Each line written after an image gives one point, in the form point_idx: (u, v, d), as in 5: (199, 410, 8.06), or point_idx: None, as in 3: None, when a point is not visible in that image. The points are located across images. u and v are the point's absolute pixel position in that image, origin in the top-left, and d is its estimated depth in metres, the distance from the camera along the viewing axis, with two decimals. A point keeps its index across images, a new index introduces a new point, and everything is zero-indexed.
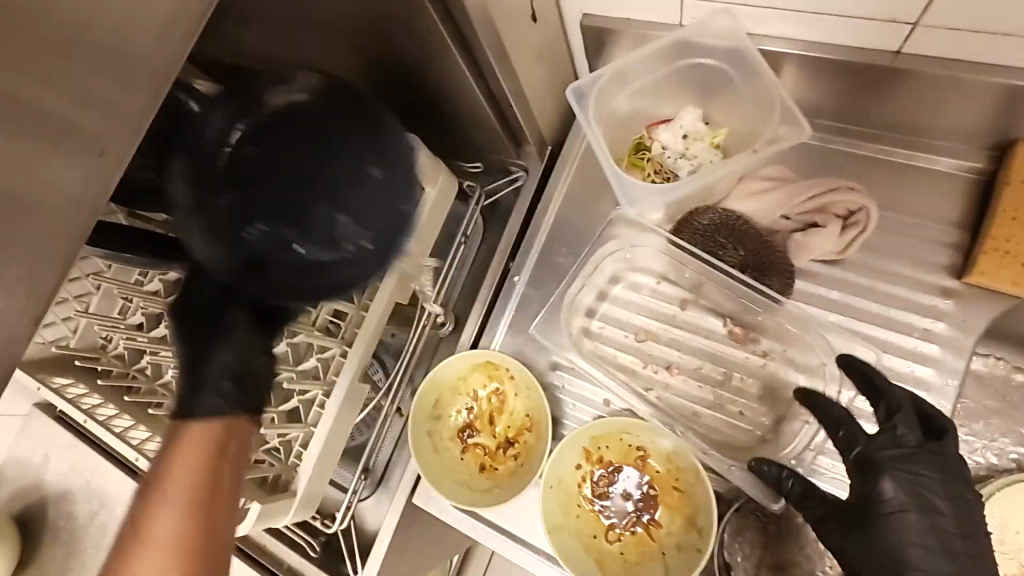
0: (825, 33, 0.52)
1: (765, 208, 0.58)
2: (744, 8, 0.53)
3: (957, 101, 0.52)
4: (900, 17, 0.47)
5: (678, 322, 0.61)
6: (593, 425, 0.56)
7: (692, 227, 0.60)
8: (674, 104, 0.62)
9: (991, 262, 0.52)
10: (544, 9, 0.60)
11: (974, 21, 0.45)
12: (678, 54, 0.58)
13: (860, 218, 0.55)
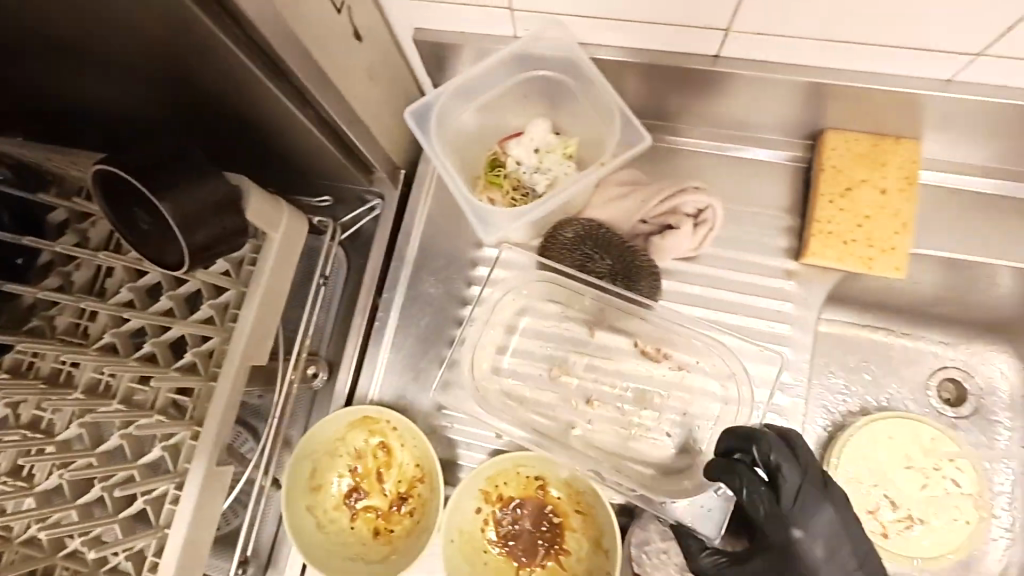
0: (647, 40, 0.53)
1: (622, 215, 0.59)
2: (570, 18, 0.52)
3: (778, 99, 0.55)
4: (714, 24, 0.49)
5: None
6: (486, 466, 0.53)
7: (558, 242, 0.58)
8: (524, 118, 0.60)
9: (820, 244, 0.56)
10: (368, 26, 0.55)
11: (777, 25, 0.48)
12: (515, 65, 0.56)
13: (708, 217, 0.57)
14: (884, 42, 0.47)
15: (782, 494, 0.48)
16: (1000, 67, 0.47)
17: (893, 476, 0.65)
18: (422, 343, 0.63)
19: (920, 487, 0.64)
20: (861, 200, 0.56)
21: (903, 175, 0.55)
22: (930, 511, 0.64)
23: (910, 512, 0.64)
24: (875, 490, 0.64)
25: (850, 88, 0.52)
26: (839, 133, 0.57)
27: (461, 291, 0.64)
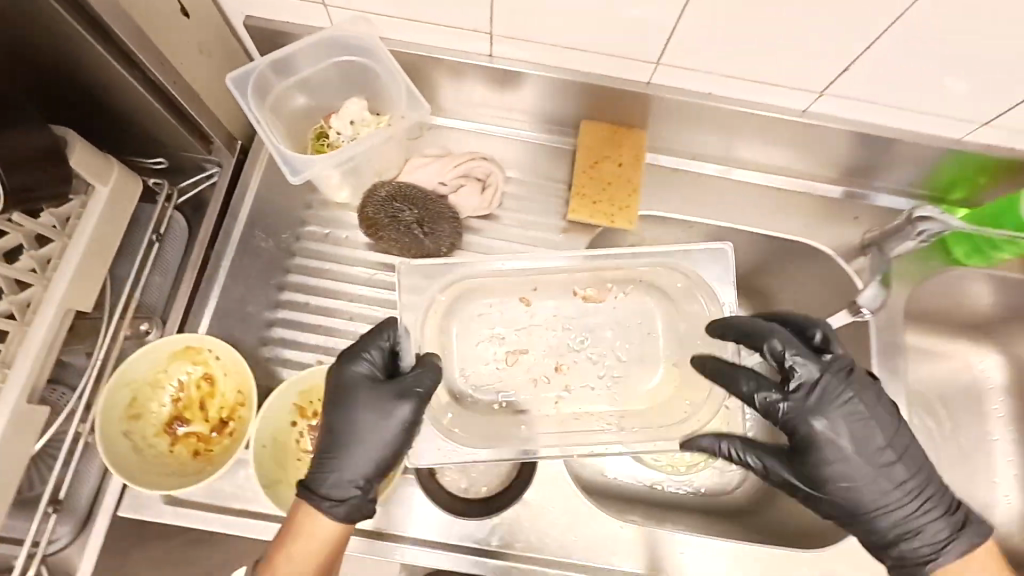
0: (436, 38, 0.67)
1: (426, 178, 0.71)
2: (374, 16, 0.65)
3: (542, 92, 0.73)
4: (482, 28, 0.64)
5: (376, 282, 0.72)
6: (297, 380, 0.61)
7: (373, 200, 0.69)
8: (344, 97, 0.72)
9: (578, 204, 0.73)
10: (197, 6, 0.63)
11: (525, 32, 0.64)
12: (329, 50, 0.68)
13: (492, 181, 0.73)
14: (599, 50, 0.65)
15: (792, 387, 0.57)
16: (676, 74, 0.67)
17: None
18: (252, 291, 0.70)
19: None
20: (605, 172, 0.74)
21: (634, 153, 0.74)
22: None
23: None
24: None
25: (587, 85, 0.70)
26: (590, 123, 0.75)
27: (291, 246, 0.73)
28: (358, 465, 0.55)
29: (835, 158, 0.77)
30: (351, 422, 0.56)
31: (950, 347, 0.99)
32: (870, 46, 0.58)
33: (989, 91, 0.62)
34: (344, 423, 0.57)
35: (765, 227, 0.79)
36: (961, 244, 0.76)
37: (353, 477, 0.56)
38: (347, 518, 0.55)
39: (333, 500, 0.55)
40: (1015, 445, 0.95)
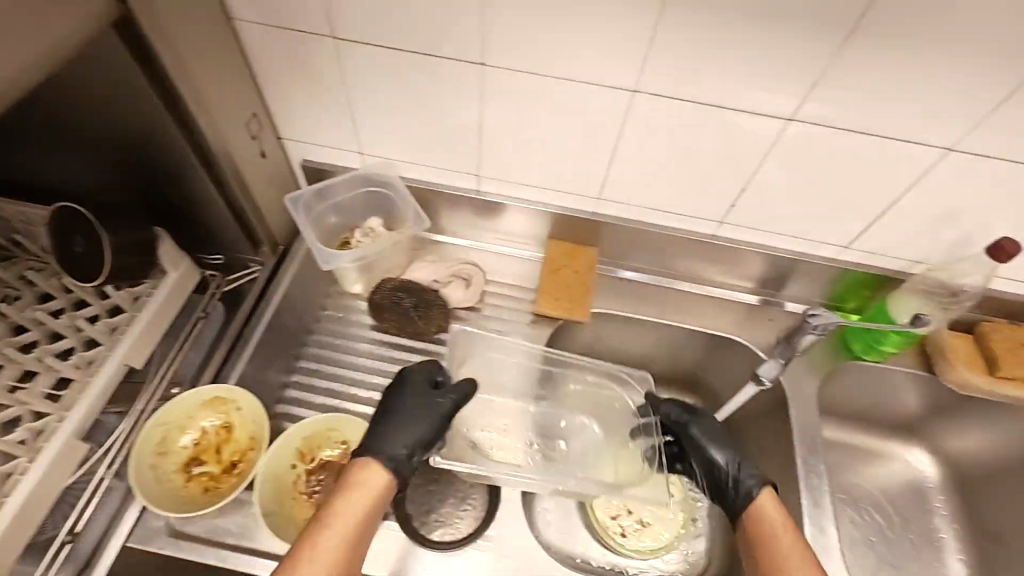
0: (439, 179, 0.93)
1: (423, 275, 0.92)
2: (395, 161, 0.91)
3: (517, 219, 0.96)
4: (471, 171, 0.90)
5: (373, 355, 0.87)
6: (304, 427, 0.74)
7: (381, 289, 0.89)
8: (365, 217, 0.96)
9: (542, 299, 0.92)
10: (271, 151, 0.90)
11: (502, 174, 0.89)
12: (358, 183, 0.93)
13: (475, 281, 0.92)
14: (557, 188, 0.90)
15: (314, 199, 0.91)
16: (613, 206, 0.91)
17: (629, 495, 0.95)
18: (274, 358, 0.85)
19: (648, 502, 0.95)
20: (564, 276, 0.94)
21: (587, 264, 0.95)
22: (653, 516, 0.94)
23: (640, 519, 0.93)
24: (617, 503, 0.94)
25: (551, 214, 0.94)
26: (554, 239, 0.98)
27: (311, 325, 0.90)
28: (403, 436, 0.70)
29: (747, 273, 0.98)
30: (402, 414, 0.71)
31: (889, 448, 1.09)
32: (741, 191, 0.82)
33: (837, 223, 0.84)
34: (399, 401, 0.72)
35: (693, 326, 0.98)
36: (858, 342, 0.93)
37: (407, 446, 0.70)
38: (395, 470, 0.68)
39: (385, 452, 0.69)
40: (961, 543, 0.99)
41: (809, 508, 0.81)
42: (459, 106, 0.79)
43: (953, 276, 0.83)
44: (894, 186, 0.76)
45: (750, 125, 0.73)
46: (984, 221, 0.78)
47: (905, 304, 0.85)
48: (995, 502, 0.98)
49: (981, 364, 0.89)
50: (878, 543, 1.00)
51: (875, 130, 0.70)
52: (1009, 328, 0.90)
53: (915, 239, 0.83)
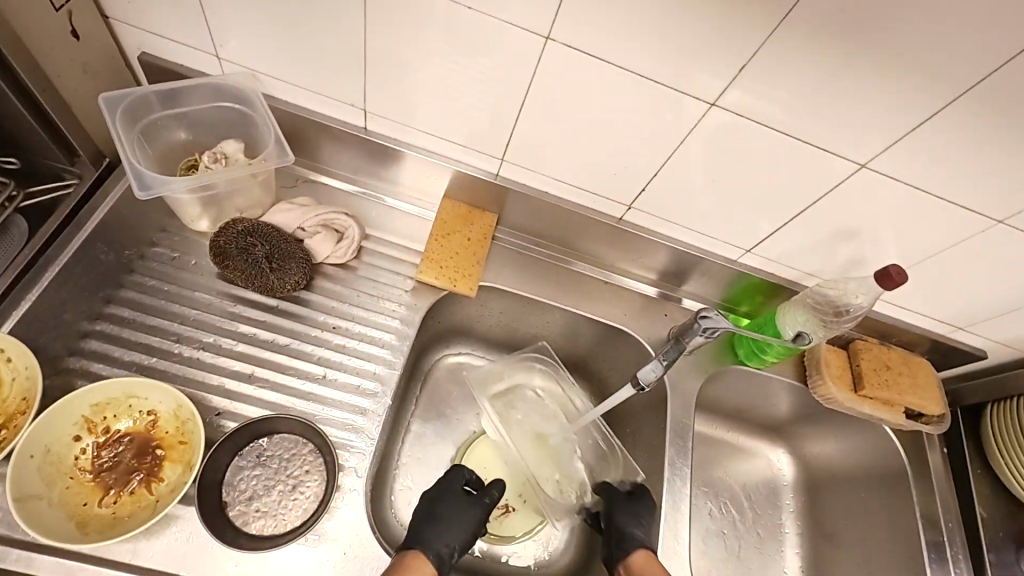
0: (317, 106, 0.78)
1: (285, 220, 0.77)
2: (262, 75, 0.74)
3: (411, 168, 0.84)
4: (356, 103, 0.76)
5: (212, 307, 0.73)
6: (92, 392, 0.59)
7: (228, 230, 0.73)
8: (222, 138, 0.78)
9: (425, 266, 0.81)
10: (90, 32, 0.69)
11: (395, 113, 0.76)
12: (212, 95, 0.75)
13: (348, 236, 0.79)
14: (457, 141, 0.78)
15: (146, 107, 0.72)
16: (516, 170, 0.81)
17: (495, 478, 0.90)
18: (76, 298, 0.68)
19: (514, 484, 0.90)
20: (454, 243, 0.84)
21: (482, 232, 0.85)
22: (518, 500, 0.90)
23: (504, 502, 0.89)
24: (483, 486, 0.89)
25: (447, 169, 0.82)
26: (450, 199, 0.87)
27: (132, 262, 0.73)
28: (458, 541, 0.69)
29: (650, 263, 0.93)
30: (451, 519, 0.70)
31: (755, 446, 1.12)
32: (653, 174, 0.76)
33: (744, 224, 0.80)
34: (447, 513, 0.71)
35: (587, 312, 0.92)
36: (743, 346, 0.92)
37: (443, 549, 0.68)
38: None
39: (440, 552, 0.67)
40: (801, 539, 1.05)
41: (667, 510, 0.81)
42: (342, 18, 0.65)
43: (840, 294, 0.81)
44: (802, 194, 0.73)
45: (668, 101, 0.65)
46: (878, 243, 0.77)
47: (793, 317, 0.84)
48: (835, 503, 1.04)
49: (849, 380, 0.91)
50: (729, 536, 1.04)
51: (796, 132, 0.65)
52: (878, 348, 0.93)
53: (811, 251, 0.81)
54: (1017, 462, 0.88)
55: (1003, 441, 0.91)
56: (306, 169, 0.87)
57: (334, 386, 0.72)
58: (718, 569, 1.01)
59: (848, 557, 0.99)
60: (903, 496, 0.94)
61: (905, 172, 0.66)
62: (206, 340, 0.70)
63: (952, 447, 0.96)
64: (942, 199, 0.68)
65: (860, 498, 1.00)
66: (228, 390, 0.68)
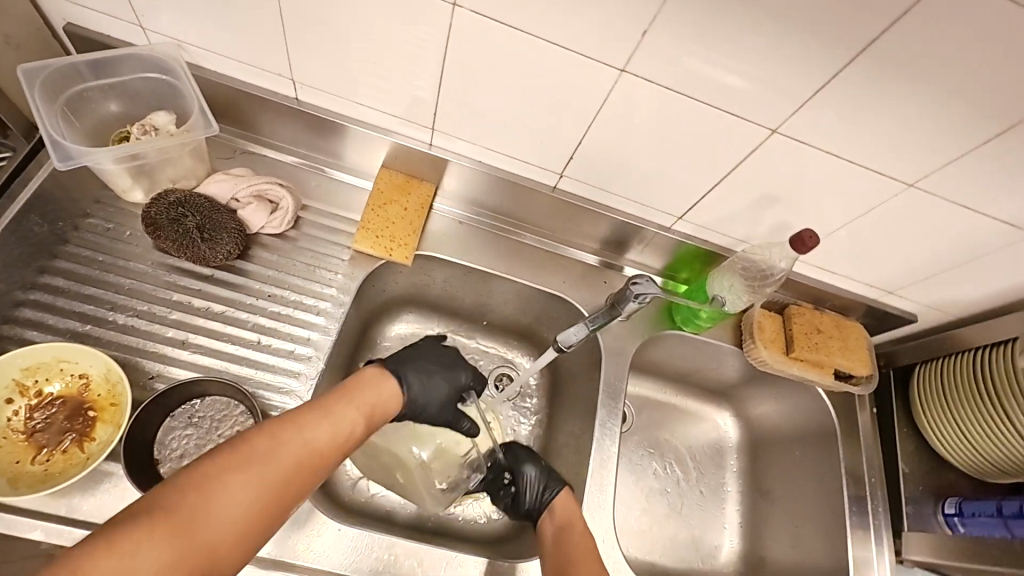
0: (248, 78, 0.78)
1: (219, 191, 0.78)
2: (188, 45, 0.74)
3: (347, 139, 0.85)
4: (284, 73, 0.76)
5: (147, 277, 0.75)
6: (21, 358, 0.61)
7: (159, 202, 0.74)
8: (153, 108, 0.79)
9: (361, 235, 0.83)
10: None
11: (323, 81, 0.77)
12: (139, 66, 0.75)
13: (283, 206, 0.80)
14: (388, 111, 0.79)
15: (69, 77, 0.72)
16: (450, 139, 0.82)
17: None
18: (8, 271, 0.69)
19: None
20: (391, 212, 0.85)
21: (419, 201, 0.87)
22: None
23: None
24: None
25: (382, 139, 0.84)
26: (387, 169, 0.88)
27: (66, 233, 0.74)
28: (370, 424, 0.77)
29: (590, 232, 0.95)
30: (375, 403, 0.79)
31: (701, 409, 1.16)
32: (579, 142, 0.77)
33: (672, 190, 0.82)
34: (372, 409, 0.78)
35: (528, 281, 0.94)
36: (680, 312, 0.95)
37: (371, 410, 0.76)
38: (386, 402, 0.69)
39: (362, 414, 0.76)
40: (741, 497, 1.10)
41: (593, 461, 0.83)
42: None
43: (765, 258, 0.83)
44: (722, 160, 0.74)
45: (583, 68, 0.66)
46: (798, 207, 0.79)
47: (726, 281, 0.86)
48: (774, 464, 1.08)
49: (782, 343, 0.94)
50: (671, 493, 1.09)
51: (707, 98, 0.66)
52: (811, 313, 0.96)
53: (738, 217, 0.83)
54: (937, 422, 0.92)
55: (926, 400, 0.94)
56: (245, 141, 0.87)
57: (269, 351, 0.75)
58: (658, 524, 1.05)
59: (781, 513, 1.03)
60: (831, 453, 0.98)
61: (815, 138, 0.67)
62: (144, 309, 0.73)
63: (880, 408, 1.00)
64: (854, 163, 0.70)
65: (794, 456, 1.05)
66: (163, 357, 0.71)
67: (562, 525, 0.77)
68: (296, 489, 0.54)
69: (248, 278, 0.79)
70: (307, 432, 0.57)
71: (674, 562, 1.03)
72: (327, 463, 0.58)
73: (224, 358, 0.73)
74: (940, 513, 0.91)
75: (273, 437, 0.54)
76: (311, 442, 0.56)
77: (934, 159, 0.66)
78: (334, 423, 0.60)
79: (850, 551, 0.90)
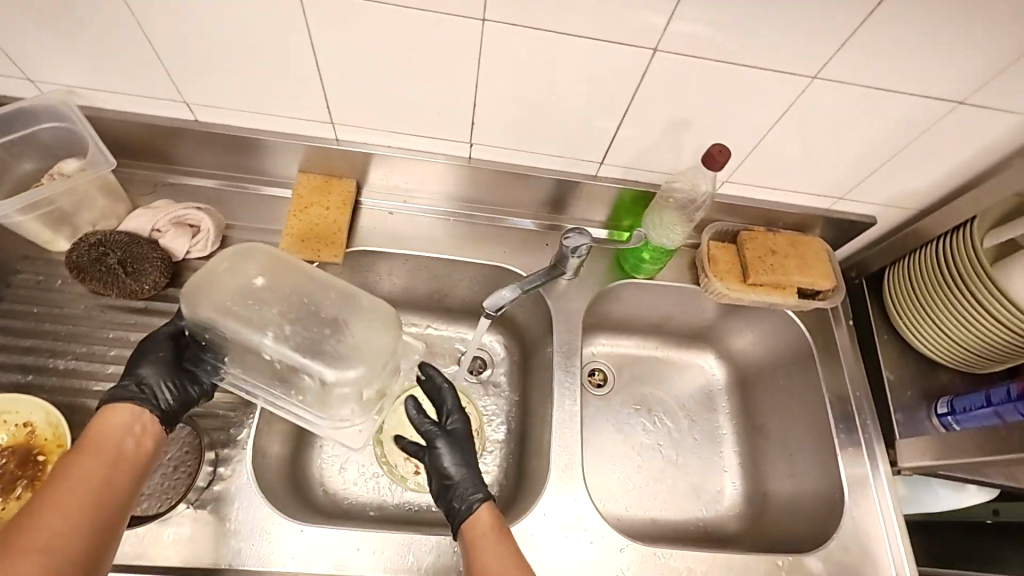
0: (146, 110, 0.79)
1: (139, 225, 0.79)
2: (79, 89, 0.76)
3: (257, 153, 0.86)
4: (175, 98, 0.77)
5: (82, 320, 0.76)
6: None
7: (80, 245, 0.76)
8: (62, 158, 0.80)
9: (287, 243, 0.83)
10: None
11: (215, 99, 0.77)
12: (36, 118, 0.76)
13: (204, 228, 0.81)
14: (285, 114, 0.79)
15: None
16: (353, 130, 0.82)
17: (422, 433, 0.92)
18: None
19: None
20: (313, 215, 0.85)
21: (341, 199, 0.87)
22: None
23: None
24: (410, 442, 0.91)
25: (289, 145, 0.83)
26: (305, 174, 0.88)
27: (0, 292, 0.76)
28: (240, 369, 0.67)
29: (521, 197, 0.93)
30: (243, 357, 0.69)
31: (686, 357, 1.11)
32: (473, 105, 0.76)
33: (583, 136, 0.80)
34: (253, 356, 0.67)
35: (468, 258, 0.93)
36: (628, 261, 0.93)
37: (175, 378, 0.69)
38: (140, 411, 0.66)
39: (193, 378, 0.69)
40: (737, 437, 1.05)
41: (555, 420, 0.82)
42: (116, 15, 0.66)
43: (690, 187, 0.82)
44: (616, 92, 0.72)
45: (446, 26, 0.65)
46: (711, 126, 0.76)
47: (656, 217, 0.84)
48: (763, 399, 1.03)
49: (738, 272, 0.91)
50: (665, 447, 1.02)
51: (576, 29, 0.64)
52: (764, 235, 0.92)
53: (656, 149, 0.81)
54: (913, 322, 0.88)
55: (898, 300, 0.91)
56: (164, 175, 0.89)
57: None
58: (654, 481, 0.99)
59: (775, 447, 0.99)
60: (813, 375, 0.94)
61: (697, 47, 0.65)
62: (83, 350, 0.74)
63: (858, 319, 0.96)
64: (750, 68, 0.68)
65: (780, 386, 1.01)
66: (107, 393, 0.72)
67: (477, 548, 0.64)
68: (91, 537, 0.55)
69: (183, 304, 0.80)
70: (65, 486, 0.56)
71: (676, 518, 0.96)
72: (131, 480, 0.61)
73: None
74: (934, 415, 0.88)
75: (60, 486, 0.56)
76: (82, 484, 0.57)
77: (823, 44, 0.64)
78: (111, 446, 0.61)
79: (842, 472, 0.86)
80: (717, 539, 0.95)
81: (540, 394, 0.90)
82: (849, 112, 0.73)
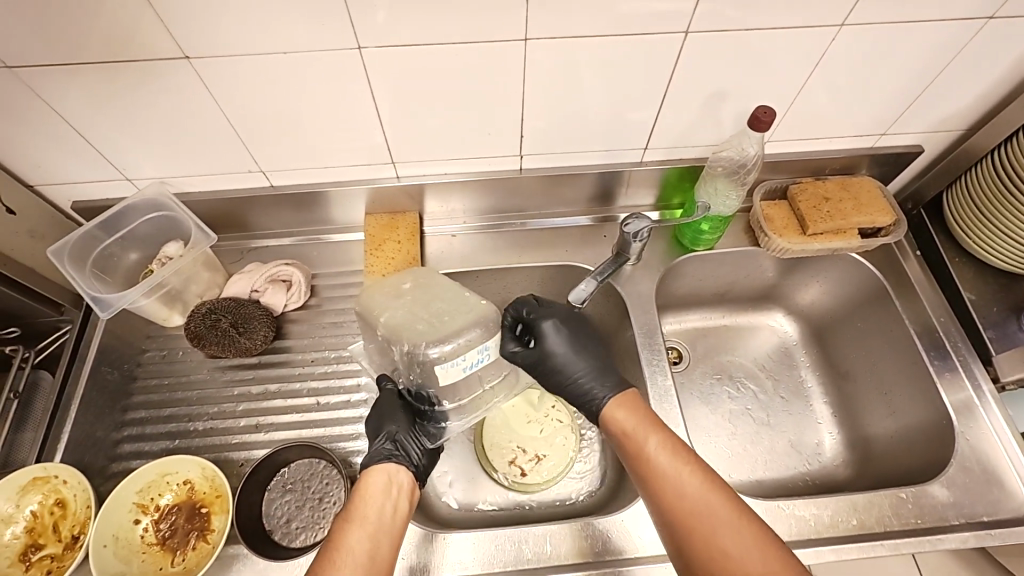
0: (227, 185, 0.88)
1: (239, 289, 0.87)
2: (169, 179, 0.85)
3: (327, 205, 0.93)
4: (253, 169, 0.85)
5: (207, 383, 0.84)
6: (134, 481, 0.71)
7: (196, 316, 0.83)
8: (163, 243, 0.88)
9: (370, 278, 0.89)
10: (23, 204, 0.81)
11: (289, 163, 0.85)
12: (141, 212, 0.86)
13: (296, 281, 0.88)
14: (351, 164, 0.86)
15: (90, 244, 0.83)
16: (412, 166, 0.88)
17: (521, 437, 0.96)
18: (101, 418, 0.81)
19: (538, 433, 0.96)
20: (388, 249, 0.91)
21: (409, 231, 0.93)
22: (547, 446, 0.95)
23: (535, 452, 0.95)
24: (512, 447, 0.95)
25: (356, 191, 0.90)
26: (372, 216, 0.95)
27: (134, 371, 0.85)
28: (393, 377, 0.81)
29: (572, 197, 0.98)
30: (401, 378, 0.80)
31: (753, 319, 1.13)
32: (521, 119, 0.81)
33: (626, 127, 0.84)
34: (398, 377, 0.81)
35: (532, 262, 0.98)
36: (686, 236, 0.96)
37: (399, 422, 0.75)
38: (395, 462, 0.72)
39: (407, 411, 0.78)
40: (824, 388, 1.06)
41: (652, 397, 0.85)
42: (201, 107, 0.74)
43: (736, 153, 0.85)
44: (654, 79, 0.77)
45: (492, 52, 0.71)
46: (747, 91, 0.80)
47: (711, 187, 0.88)
48: (842, 344, 1.04)
49: (796, 225, 0.93)
50: (754, 410, 1.04)
51: (611, 28, 0.69)
52: (814, 185, 0.94)
53: (697, 124, 0.85)
54: (986, 240, 0.88)
55: (965, 221, 0.91)
56: (247, 241, 0.97)
57: (331, 407, 0.82)
58: (753, 444, 1.00)
59: (866, 390, 0.99)
60: (890, 310, 0.95)
61: (725, 20, 0.69)
62: (215, 409, 0.82)
63: (924, 248, 0.98)
64: (777, 30, 0.71)
65: (857, 328, 1.02)
66: (245, 443, 0.79)
67: (627, 435, 0.72)
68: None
69: (290, 352, 0.87)
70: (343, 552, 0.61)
71: (782, 475, 0.98)
72: (393, 544, 0.65)
73: (294, 426, 0.81)
74: None
75: (338, 548, 0.62)
76: (358, 548, 0.62)
77: None
78: (374, 511, 0.65)
79: (944, 399, 0.86)
80: (827, 487, 0.96)
81: (628, 379, 0.94)
82: (881, 51, 0.76)
